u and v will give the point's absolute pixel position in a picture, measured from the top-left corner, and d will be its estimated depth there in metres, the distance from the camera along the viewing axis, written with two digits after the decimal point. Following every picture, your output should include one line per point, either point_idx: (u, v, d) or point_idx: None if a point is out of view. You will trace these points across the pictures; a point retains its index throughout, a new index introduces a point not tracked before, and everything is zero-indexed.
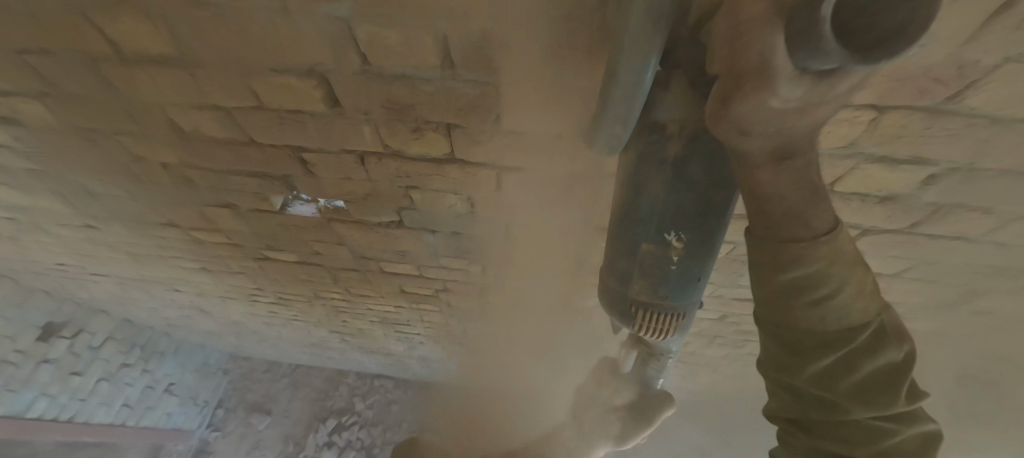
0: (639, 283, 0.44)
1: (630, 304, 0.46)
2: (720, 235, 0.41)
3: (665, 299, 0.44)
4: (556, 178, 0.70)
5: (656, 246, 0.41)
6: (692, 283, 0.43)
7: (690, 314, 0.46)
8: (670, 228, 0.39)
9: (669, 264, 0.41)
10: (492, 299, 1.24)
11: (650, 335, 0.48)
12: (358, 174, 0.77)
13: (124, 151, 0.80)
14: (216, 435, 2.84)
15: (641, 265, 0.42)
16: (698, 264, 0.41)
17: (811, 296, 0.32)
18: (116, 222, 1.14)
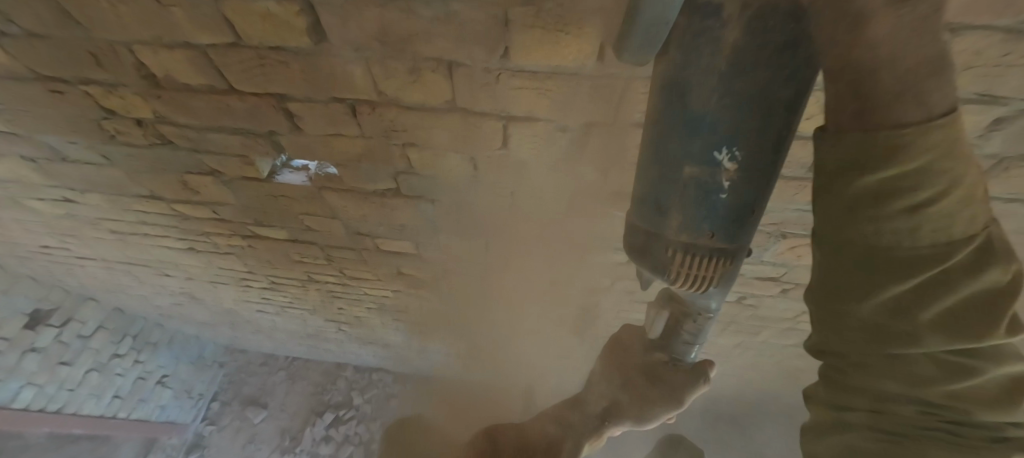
0: (680, 221, 0.38)
1: (667, 247, 0.40)
2: (779, 159, 0.35)
3: (711, 239, 0.39)
4: (569, 130, 0.63)
5: (705, 170, 0.35)
6: (743, 221, 0.38)
7: (738, 262, 0.41)
8: (722, 144, 0.34)
9: (719, 193, 0.36)
10: (497, 277, 1.17)
11: (688, 286, 0.42)
12: (351, 130, 0.70)
13: (94, 105, 0.73)
14: (211, 429, 2.70)
15: (684, 197, 0.37)
16: (751, 193, 0.36)
17: (904, 203, 0.25)
18: (97, 194, 1.07)
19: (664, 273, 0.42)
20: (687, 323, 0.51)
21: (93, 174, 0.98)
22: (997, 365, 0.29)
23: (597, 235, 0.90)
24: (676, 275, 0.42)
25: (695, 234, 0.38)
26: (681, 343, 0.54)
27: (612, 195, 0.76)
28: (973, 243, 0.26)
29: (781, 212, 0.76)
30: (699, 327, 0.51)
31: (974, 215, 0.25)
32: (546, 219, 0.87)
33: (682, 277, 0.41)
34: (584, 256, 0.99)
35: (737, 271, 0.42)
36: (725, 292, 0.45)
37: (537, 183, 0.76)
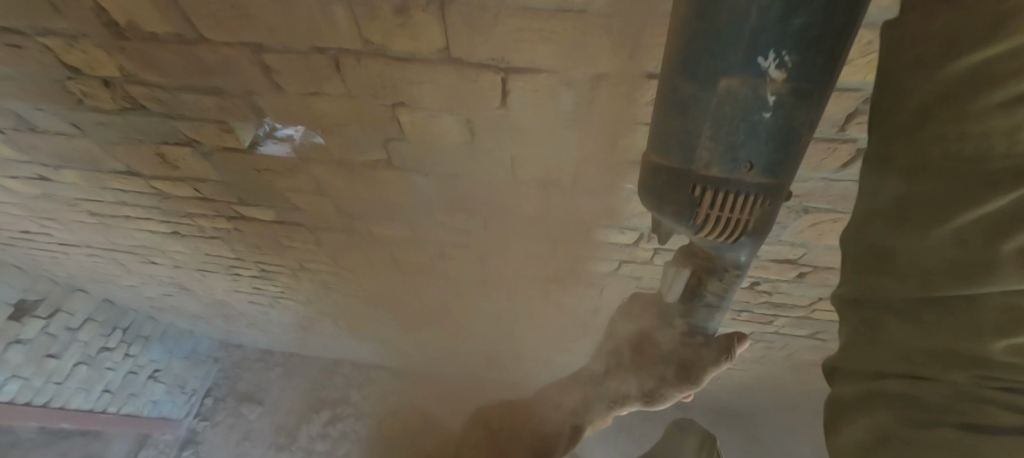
0: (714, 149, 0.36)
1: (697, 183, 0.38)
2: (833, 69, 0.32)
3: (747, 172, 0.37)
4: (575, 83, 0.57)
5: (747, 84, 0.32)
6: (786, 148, 0.35)
7: (778, 201, 0.39)
8: (769, 50, 0.30)
9: (761, 112, 0.33)
10: (498, 259, 1.09)
11: (720, 224, 0.41)
12: (335, 87, 0.63)
13: (56, 62, 0.67)
14: (204, 425, 2.59)
15: (720, 119, 0.34)
16: (797, 109, 0.33)
17: (995, 103, 0.21)
18: (72, 170, 1.01)
19: (692, 214, 0.41)
20: (713, 280, 0.48)
21: (65, 148, 0.92)
22: None
23: (605, 210, 0.83)
24: (705, 215, 0.40)
25: (730, 166, 0.36)
26: (703, 306, 0.51)
27: (620, 163, 0.69)
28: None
29: (804, 183, 0.70)
30: (725, 286, 0.48)
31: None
32: (550, 192, 0.80)
33: (711, 217, 0.40)
34: (590, 234, 0.93)
35: (777, 213, 0.41)
36: (760, 242, 0.43)
37: (541, 150, 0.70)
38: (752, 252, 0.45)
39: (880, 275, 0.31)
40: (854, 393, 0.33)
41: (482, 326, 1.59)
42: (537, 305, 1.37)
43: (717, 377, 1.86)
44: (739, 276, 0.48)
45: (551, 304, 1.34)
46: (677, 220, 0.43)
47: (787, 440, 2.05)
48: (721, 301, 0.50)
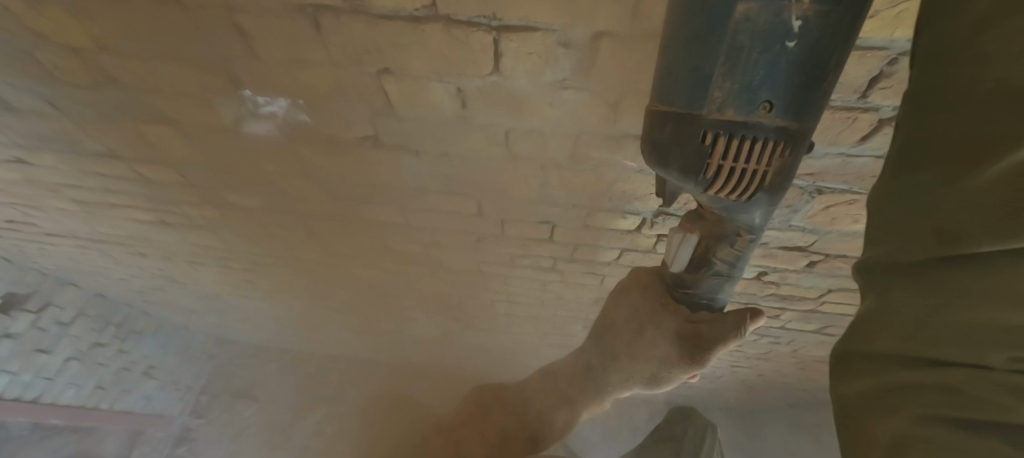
0: (729, 89, 0.34)
1: (709, 129, 0.36)
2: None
3: (767, 113, 0.34)
4: (573, 44, 0.52)
5: (768, 7, 0.29)
6: (811, 86, 0.33)
7: (799, 150, 0.37)
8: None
9: (786, 40, 0.30)
10: (494, 246, 1.06)
11: (736, 178, 0.39)
12: (315, 53, 0.59)
13: (21, 29, 0.63)
14: (200, 422, 2.55)
15: (738, 53, 0.32)
16: (825, 37, 0.31)
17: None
18: (50, 153, 0.97)
19: (702, 166, 0.38)
20: (723, 247, 0.47)
21: (40, 128, 0.88)
22: None
23: (605, 192, 0.79)
24: (717, 167, 0.38)
25: (747, 108, 0.34)
26: (712, 275, 0.50)
27: (621, 137, 0.65)
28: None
29: (819, 160, 0.65)
30: (736, 253, 0.47)
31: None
32: (547, 171, 0.75)
33: (723, 169, 0.38)
34: (589, 219, 0.89)
35: (798, 165, 0.38)
36: (776, 199, 0.42)
37: (538, 124, 0.65)
38: (766, 213, 0.43)
39: (903, 239, 0.26)
40: (864, 386, 0.28)
41: (479, 316, 1.56)
42: (534, 296, 1.33)
43: (721, 374, 1.81)
44: (752, 241, 0.46)
45: (549, 295, 1.30)
46: (685, 176, 0.40)
47: (792, 440, 2.00)
48: (731, 269, 0.49)
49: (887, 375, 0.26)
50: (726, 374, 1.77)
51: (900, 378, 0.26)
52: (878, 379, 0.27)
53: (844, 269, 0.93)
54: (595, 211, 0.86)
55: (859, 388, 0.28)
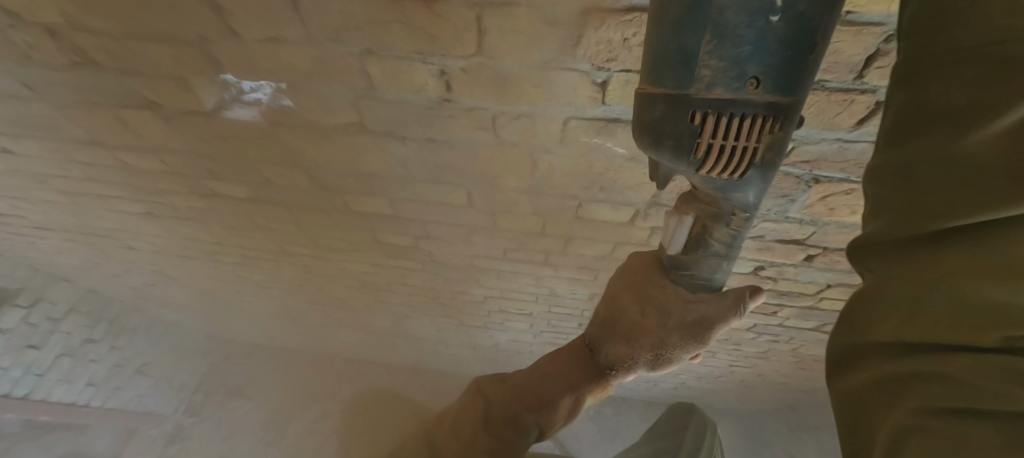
0: (717, 66, 0.31)
1: (697, 108, 0.34)
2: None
3: (755, 90, 0.32)
4: (558, 21, 0.50)
5: None
6: (801, 62, 0.31)
7: (791, 125, 0.35)
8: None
9: (770, 15, 0.28)
10: (485, 239, 1.04)
11: (726, 158, 0.37)
12: (295, 31, 0.58)
13: None
14: (193, 421, 2.49)
15: (724, 28, 0.30)
16: (815, 9, 0.28)
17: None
18: (34, 140, 0.96)
19: (693, 146, 0.36)
20: (720, 227, 0.46)
21: (21, 114, 0.87)
22: None
23: (596, 181, 0.77)
24: (708, 145, 0.36)
25: (735, 85, 0.32)
26: (711, 256, 0.49)
27: (610, 121, 0.63)
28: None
29: (815, 146, 0.63)
30: (733, 232, 0.46)
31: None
32: (536, 159, 0.74)
33: (715, 148, 0.36)
34: (580, 209, 0.87)
35: (791, 141, 0.36)
36: (769, 176, 0.40)
37: (525, 107, 0.63)
38: (761, 192, 0.41)
39: (895, 215, 0.23)
40: (867, 380, 0.25)
41: (472, 312, 1.55)
42: (528, 292, 1.31)
43: (718, 374, 1.79)
44: (748, 219, 0.45)
45: (543, 291, 1.28)
46: (677, 158, 0.38)
47: (793, 442, 1.97)
48: (729, 249, 0.48)
49: (881, 368, 0.24)
50: (722, 372, 1.76)
51: (901, 367, 0.23)
52: (880, 369, 0.24)
53: (842, 264, 0.91)
54: (587, 201, 0.84)
55: (863, 382, 0.25)
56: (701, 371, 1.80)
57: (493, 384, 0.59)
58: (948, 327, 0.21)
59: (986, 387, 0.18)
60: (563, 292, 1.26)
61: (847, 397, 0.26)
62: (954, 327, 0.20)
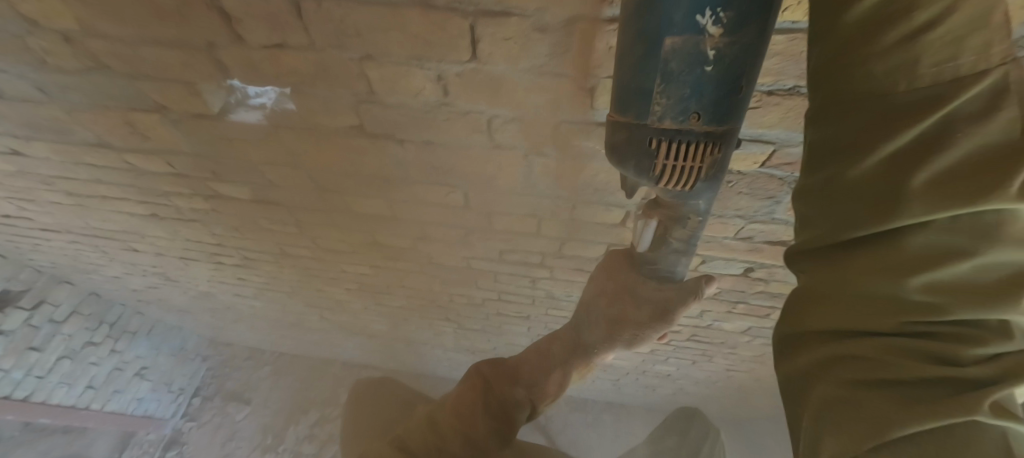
0: (666, 102, 0.34)
1: (651, 135, 0.37)
2: (772, 20, 0.31)
3: (696, 122, 0.35)
4: (547, 28, 0.53)
5: (688, 39, 0.31)
6: (733, 100, 0.34)
7: (729, 147, 0.38)
8: (706, 4, 0.29)
9: (704, 65, 0.32)
10: (481, 242, 1.07)
11: (675, 178, 0.40)
12: (298, 38, 0.61)
13: (12, 12, 0.64)
14: (190, 426, 2.57)
15: (668, 76, 0.33)
16: (742, 60, 0.32)
17: (904, 31, 0.20)
18: (45, 142, 0.98)
19: (650, 167, 0.39)
20: (678, 227, 0.50)
21: (32, 115, 0.89)
22: (946, 301, 0.23)
23: (588, 183, 0.79)
24: (662, 167, 0.39)
25: (681, 118, 0.35)
26: (671, 251, 0.54)
27: (599, 125, 0.65)
28: (985, 79, 0.20)
29: (797, 148, 0.65)
30: (689, 232, 0.50)
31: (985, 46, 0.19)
32: (530, 161, 0.76)
33: (668, 170, 0.39)
34: (574, 211, 0.89)
35: (729, 160, 0.40)
36: (715, 186, 0.43)
37: (518, 111, 0.66)
38: (710, 199, 0.45)
39: (813, 229, 0.28)
40: (797, 368, 0.29)
41: (469, 315, 1.58)
42: (524, 294, 1.33)
43: (715, 378, 1.80)
44: (701, 221, 0.49)
45: (539, 293, 1.30)
46: (639, 175, 0.41)
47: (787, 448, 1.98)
48: (687, 245, 0.52)
49: (807, 356, 0.28)
50: (717, 376, 1.77)
51: (817, 357, 0.28)
52: (804, 357, 0.29)
53: None
54: (579, 203, 0.86)
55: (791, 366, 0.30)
56: (698, 376, 1.82)
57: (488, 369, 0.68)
58: (851, 314, 0.26)
59: (894, 363, 0.24)
60: (558, 295, 1.29)
61: (786, 387, 0.31)
62: (857, 315, 0.26)
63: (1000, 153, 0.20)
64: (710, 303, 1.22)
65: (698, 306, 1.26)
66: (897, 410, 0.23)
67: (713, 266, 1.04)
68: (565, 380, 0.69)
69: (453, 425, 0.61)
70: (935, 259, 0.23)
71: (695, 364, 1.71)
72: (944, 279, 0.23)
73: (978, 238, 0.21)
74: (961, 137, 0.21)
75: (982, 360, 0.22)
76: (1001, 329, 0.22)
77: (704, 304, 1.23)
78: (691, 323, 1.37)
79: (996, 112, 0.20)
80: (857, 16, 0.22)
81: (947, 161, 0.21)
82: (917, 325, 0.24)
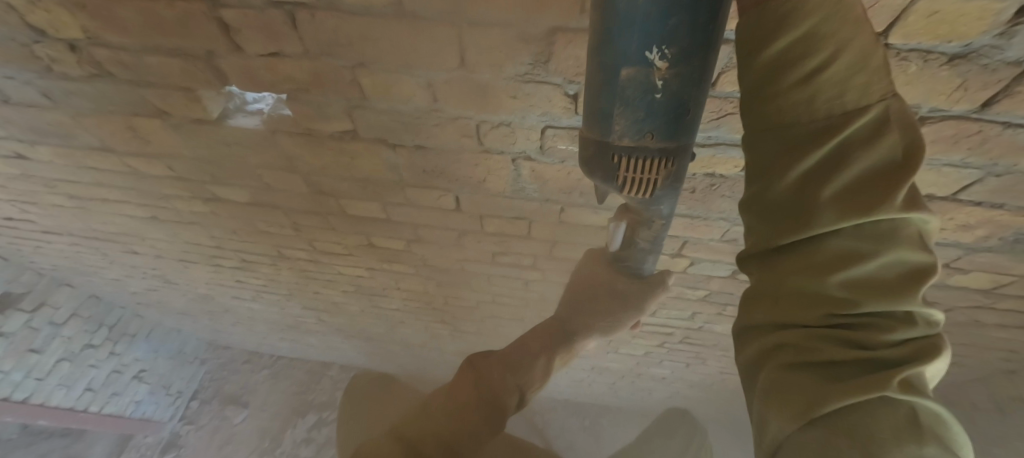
0: (624, 124, 0.42)
1: (614, 151, 0.45)
2: (712, 48, 0.36)
3: (650, 140, 0.43)
4: (531, 38, 0.56)
5: (640, 71, 0.37)
6: (680, 121, 0.41)
7: (680, 159, 0.46)
8: (653, 44, 0.35)
9: (653, 93, 0.38)
10: (473, 244, 1.10)
11: (637, 186, 0.48)
12: (293, 46, 0.63)
13: (19, 22, 0.67)
14: (188, 429, 2.60)
15: (626, 100, 0.40)
16: (686, 88, 0.38)
17: (802, 73, 0.29)
18: (47, 146, 1.01)
19: (614, 177, 0.48)
20: (643, 230, 0.61)
21: (36, 121, 0.92)
22: (859, 293, 0.29)
23: (575, 186, 0.81)
24: (623, 178, 0.47)
25: (637, 136, 0.43)
26: (641, 249, 0.66)
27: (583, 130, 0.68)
28: (870, 112, 0.28)
29: None
30: (653, 234, 0.62)
31: (863, 87, 0.28)
32: (518, 164, 0.78)
33: (628, 180, 0.47)
34: (564, 213, 0.91)
35: (683, 168, 0.48)
36: (676, 190, 0.51)
37: (506, 116, 0.69)
38: (671, 204, 0.55)
39: (758, 239, 0.35)
40: (752, 355, 0.35)
41: (464, 317, 1.60)
42: (519, 296, 1.35)
43: (710, 381, 1.81)
44: (664, 224, 0.60)
45: (532, 295, 1.32)
46: (606, 182, 0.50)
47: None
48: (653, 245, 0.65)
49: (761, 344, 0.34)
50: (711, 379, 1.79)
51: (766, 343, 0.34)
52: (758, 346, 0.35)
53: None
54: (569, 206, 0.88)
55: (750, 357, 0.36)
56: (693, 379, 1.83)
57: (479, 359, 0.73)
58: (791, 309, 0.32)
59: (822, 347, 0.30)
60: (551, 297, 1.31)
61: (745, 374, 0.37)
62: (796, 310, 0.32)
63: (884, 170, 0.28)
64: (701, 305, 1.24)
65: (689, 308, 1.28)
66: (827, 387, 0.28)
67: (702, 268, 1.06)
68: (551, 369, 0.78)
69: (443, 411, 0.64)
70: (845, 257, 0.30)
71: (690, 367, 1.72)
72: (856, 276, 0.29)
73: (877, 241, 0.29)
74: (857, 157, 0.29)
75: (890, 345, 0.28)
76: (908, 319, 0.29)
77: (694, 306, 1.26)
78: (683, 325, 1.39)
79: (879, 136, 0.28)
80: (768, 62, 0.30)
81: (849, 176, 0.29)
82: (844, 318, 0.30)
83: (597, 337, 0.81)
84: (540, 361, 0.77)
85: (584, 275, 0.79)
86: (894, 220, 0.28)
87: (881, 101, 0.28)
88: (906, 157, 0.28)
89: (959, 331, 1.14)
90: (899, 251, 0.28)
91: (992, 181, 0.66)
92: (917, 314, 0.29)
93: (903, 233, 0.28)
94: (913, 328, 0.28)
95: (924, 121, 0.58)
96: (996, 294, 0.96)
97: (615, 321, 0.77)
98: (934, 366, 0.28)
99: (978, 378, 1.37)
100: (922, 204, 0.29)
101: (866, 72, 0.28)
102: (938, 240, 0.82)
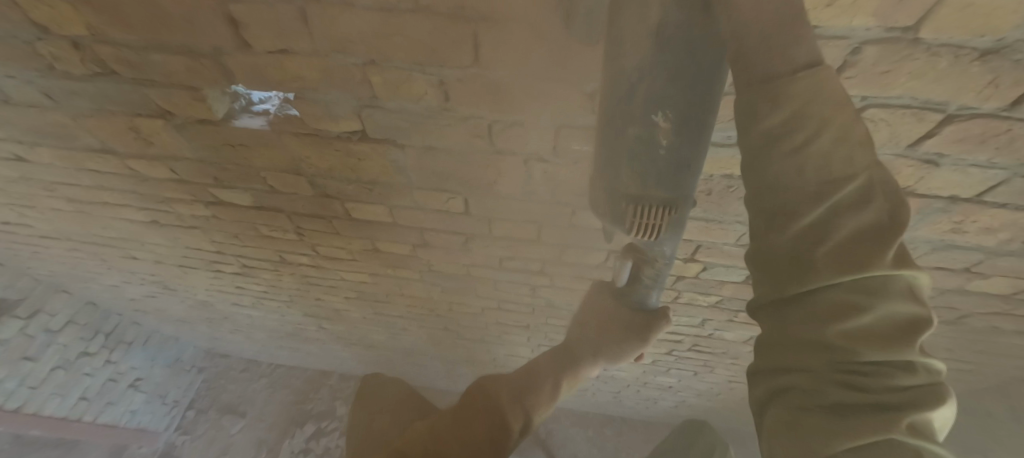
0: (631, 175, 0.46)
1: (623, 198, 0.48)
2: (711, 114, 0.40)
3: (656, 189, 0.46)
4: (548, 35, 0.54)
5: (646, 128, 0.41)
6: (682, 173, 0.45)
7: (683, 207, 0.49)
8: (657, 108, 0.39)
9: (659, 148, 0.42)
10: (478, 248, 1.08)
11: (645, 233, 0.51)
12: (302, 44, 0.62)
13: (20, 18, 0.65)
14: (184, 439, 2.54)
15: (632, 153, 0.44)
16: (687, 146, 0.42)
17: (790, 144, 0.29)
18: (47, 149, 0.99)
19: (623, 222, 0.51)
20: (648, 266, 0.64)
21: (38, 121, 0.90)
22: (864, 343, 0.29)
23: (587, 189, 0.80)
24: (632, 223, 0.50)
25: (644, 185, 0.46)
26: (643, 287, 0.69)
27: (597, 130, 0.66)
28: (855, 180, 0.29)
29: None
30: (656, 271, 0.64)
31: (851, 156, 0.29)
32: (530, 166, 0.76)
33: (635, 225, 0.50)
34: (574, 217, 0.89)
35: (686, 215, 0.51)
36: (680, 230, 0.54)
37: (517, 115, 0.67)
38: (674, 245, 0.58)
39: (761, 291, 0.34)
40: (761, 394, 0.34)
41: (468, 324, 1.57)
42: (525, 303, 1.33)
43: (717, 390, 1.78)
44: (666, 265, 0.63)
45: (540, 301, 1.30)
46: (615, 224, 0.52)
47: None
48: (654, 281, 0.67)
49: (768, 383, 0.34)
50: (719, 389, 1.76)
51: (773, 384, 0.33)
52: (765, 386, 0.34)
53: None
54: (579, 210, 0.86)
55: (758, 394, 0.35)
56: (700, 388, 1.80)
57: (486, 379, 0.71)
58: (794, 354, 0.32)
59: (826, 389, 0.30)
60: (559, 303, 1.29)
61: (755, 413, 0.36)
62: (799, 355, 0.31)
63: (873, 231, 0.29)
64: (712, 311, 1.22)
65: (699, 314, 1.25)
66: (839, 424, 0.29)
67: (715, 273, 1.03)
68: (557, 389, 0.76)
69: (450, 431, 0.61)
70: (842, 311, 0.29)
71: (697, 376, 1.69)
72: (854, 328, 0.29)
73: (873, 295, 0.29)
74: (847, 219, 0.29)
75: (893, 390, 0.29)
76: (908, 367, 0.29)
77: (703, 313, 1.23)
78: (692, 332, 1.36)
79: (864, 202, 0.29)
80: (762, 130, 0.30)
81: (841, 236, 0.29)
82: (845, 364, 0.30)
83: (600, 364, 0.78)
84: (546, 381, 0.75)
85: (587, 304, 0.81)
86: (885, 276, 0.29)
87: (866, 169, 0.29)
88: (892, 220, 0.28)
89: (975, 337, 1.12)
90: (900, 300, 0.29)
91: (1017, 182, 0.64)
92: (917, 363, 0.29)
93: (897, 289, 0.29)
94: (913, 376, 0.28)
95: (950, 120, 0.56)
96: (1016, 300, 0.94)
97: (620, 351, 0.75)
98: (937, 411, 0.28)
99: (991, 385, 1.35)
100: (910, 261, 0.29)
101: (851, 144, 0.29)
102: (958, 244, 0.80)
